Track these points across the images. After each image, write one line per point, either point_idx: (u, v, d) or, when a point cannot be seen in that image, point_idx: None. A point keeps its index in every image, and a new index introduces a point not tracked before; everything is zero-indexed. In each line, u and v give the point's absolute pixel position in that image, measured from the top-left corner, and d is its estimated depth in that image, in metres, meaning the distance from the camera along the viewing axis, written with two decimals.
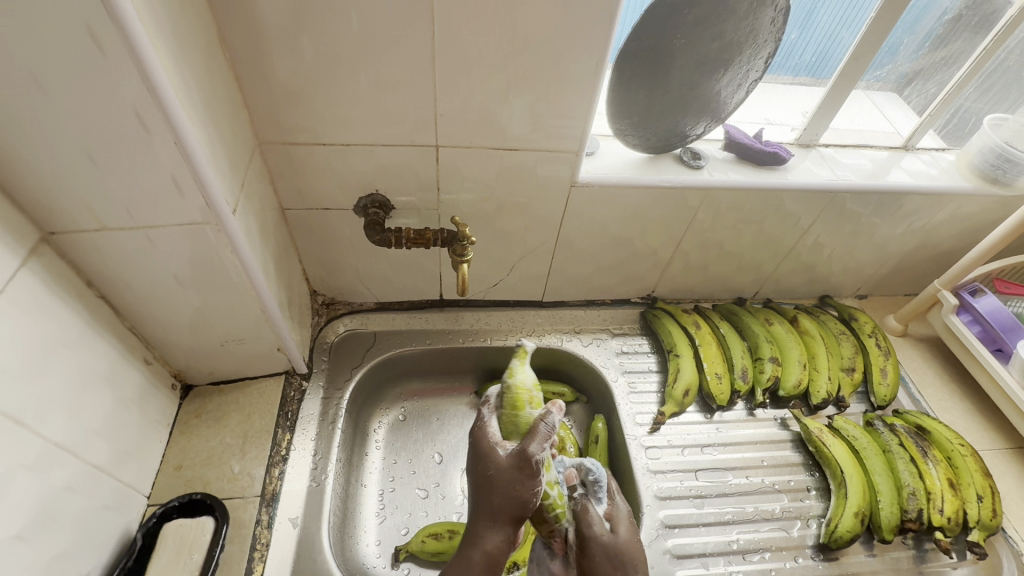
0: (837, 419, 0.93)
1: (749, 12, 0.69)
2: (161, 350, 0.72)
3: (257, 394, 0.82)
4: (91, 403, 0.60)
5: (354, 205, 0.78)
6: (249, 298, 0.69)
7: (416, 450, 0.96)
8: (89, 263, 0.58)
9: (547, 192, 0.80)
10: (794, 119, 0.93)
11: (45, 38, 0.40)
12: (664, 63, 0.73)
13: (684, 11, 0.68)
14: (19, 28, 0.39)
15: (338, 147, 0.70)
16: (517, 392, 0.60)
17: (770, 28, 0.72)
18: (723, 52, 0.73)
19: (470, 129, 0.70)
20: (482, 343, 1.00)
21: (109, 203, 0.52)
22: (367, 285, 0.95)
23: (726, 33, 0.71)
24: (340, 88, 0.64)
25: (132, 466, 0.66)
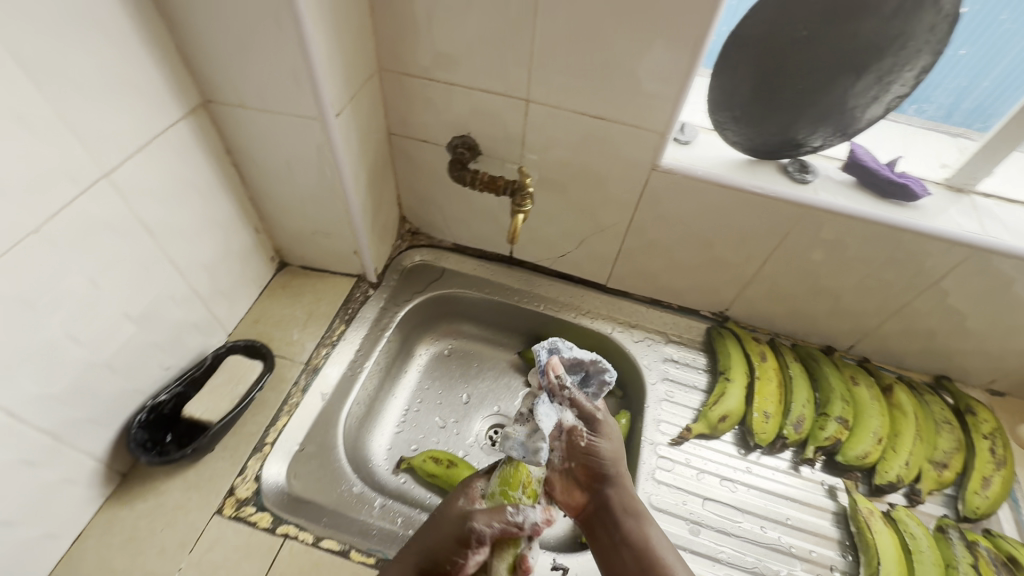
0: (899, 509, 0.79)
1: (898, 12, 0.61)
2: (269, 224, 0.88)
3: (331, 286, 0.95)
4: (205, 243, 0.76)
5: (447, 143, 0.86)
6: (338, 198, 0.80)
7: (449, 385, 1.03)
8: (230, 134, 0.73)
9: (626, 170, 0.80)
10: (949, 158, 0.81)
11: None
12: (778, 53, 0.68)
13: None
14: None
15: (442, 85, 0.78)
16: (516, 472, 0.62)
17: (928, 35, 0.62)
18: (857, 55, 0.65)
19: (561, 89, 0.73)
20: (535, 307, 1.03)
21: (249, 85, 0.65)
22: (448, 224, 1.03)
23: (863, 33, 0.63)
24: (453, 29, 0.71)
25: (223, 305, 0.83)
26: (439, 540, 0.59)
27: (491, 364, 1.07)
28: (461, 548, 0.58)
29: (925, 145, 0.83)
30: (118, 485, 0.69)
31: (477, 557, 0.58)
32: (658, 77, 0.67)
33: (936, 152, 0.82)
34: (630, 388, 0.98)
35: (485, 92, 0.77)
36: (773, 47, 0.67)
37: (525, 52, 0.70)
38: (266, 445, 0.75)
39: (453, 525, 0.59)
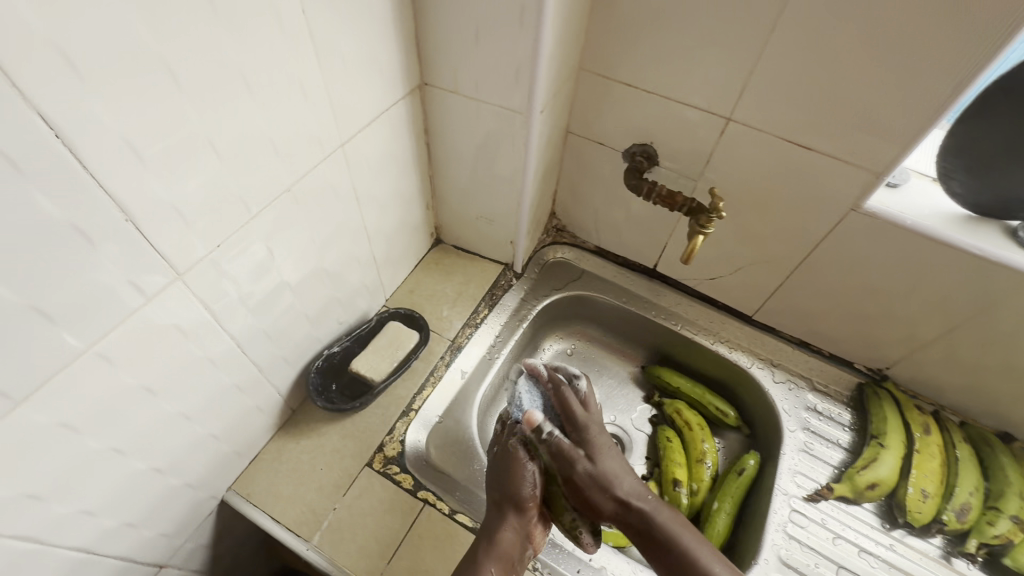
0: None
1: None
2: (438, 203, 0.92)
3: (479, 270, 0.98)
4: (390, 214, 0.81)
5: (625, 149, 0.85)
6: (513, 190, 0.82)
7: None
8: (432, 116, 0.77)
9: (820, 205, 0.74)
10: None
11: None
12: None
13: None
14: None
15: (639, 92, 0.77)
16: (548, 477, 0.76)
17: None
18: None
19: (772, 113, 0.69)
20: (671, 323, 1.00)
21: (468, 75, 0.68)
22: (597, 227, 1.02)
23: None
24: (671, 38, 0.69)
25: (388, 273, 0.89)
26: (503, 478, 0.72)
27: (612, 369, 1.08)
28: (525, 483, 0.71)
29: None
30: (288, 419, 0.77)
31: (535, 485, 0.72)
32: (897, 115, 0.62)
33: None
34: (762, 428, 0.93)
35: (684, 105, 0.74)
36: None
37: (744, 70, 0.67)
38: (412, 410, 0.80)
39: (511, 465, 0.73)
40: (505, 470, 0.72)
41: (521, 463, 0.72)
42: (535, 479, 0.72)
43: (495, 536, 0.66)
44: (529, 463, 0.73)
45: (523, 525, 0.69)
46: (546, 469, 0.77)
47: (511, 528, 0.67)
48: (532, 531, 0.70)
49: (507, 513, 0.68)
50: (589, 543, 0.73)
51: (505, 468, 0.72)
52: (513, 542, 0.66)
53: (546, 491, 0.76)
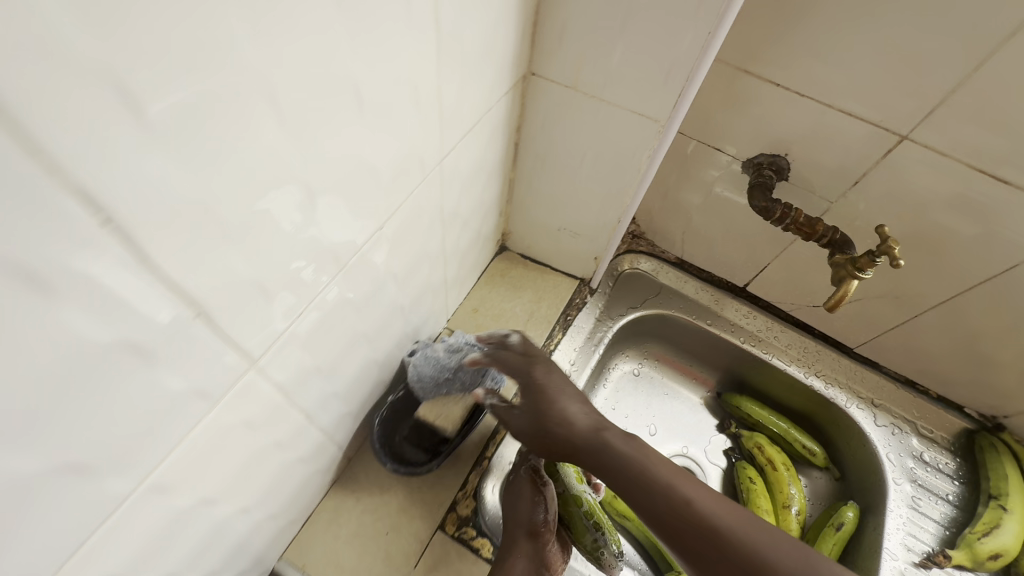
0: None
1: None
2: (512, 209, 0.78)
3: (551, 285, 0.85)
4: (468, 229, 0.67)
5: (747, 159, 0.71)
6: (616, 205, 0.68)
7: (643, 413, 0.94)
8: (529, 115, 0.62)
9: (993, 245, 0.63)
10: None
11: None
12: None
13: None
14: None
15: (789, 94, 0.62)
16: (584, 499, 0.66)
17: None
18: None
19: (970, 135, 0.55)
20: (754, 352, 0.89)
21: (596, 68, 0.52)
22: (686, 238, 0.89)
23: None
24: (856, 32, 0.54)
25: (454, 292, 0.75)
26: (510, 506, 0.63)
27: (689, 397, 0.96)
28: (532, 507, 0.62)
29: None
30: (344, 472, 0.65)
31: (546, 510, 0.62)
32: None
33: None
34: (856, 473, 0.85)
35: (848, 114, 0.60)
36: None
37: (950, 81, 0.53)
38: (486, 459, 0.69)
39: (518, 493, 0.63)
40: (512, 496, 0.63)
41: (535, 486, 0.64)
42: (546, 505, 0.63)
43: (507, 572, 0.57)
44: (540, 484, 0.64)
45: (540, 550, 0.61)
46: (574, 489, 0.66)
47: (526, 557, 0.59)
48: (548, 557, 0.61)
49: (518, 539, 0.60)
50: (613, 565, 0.65)
51: (512, 492, 0.64)
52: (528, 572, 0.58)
53: (560, 508, 0.66)
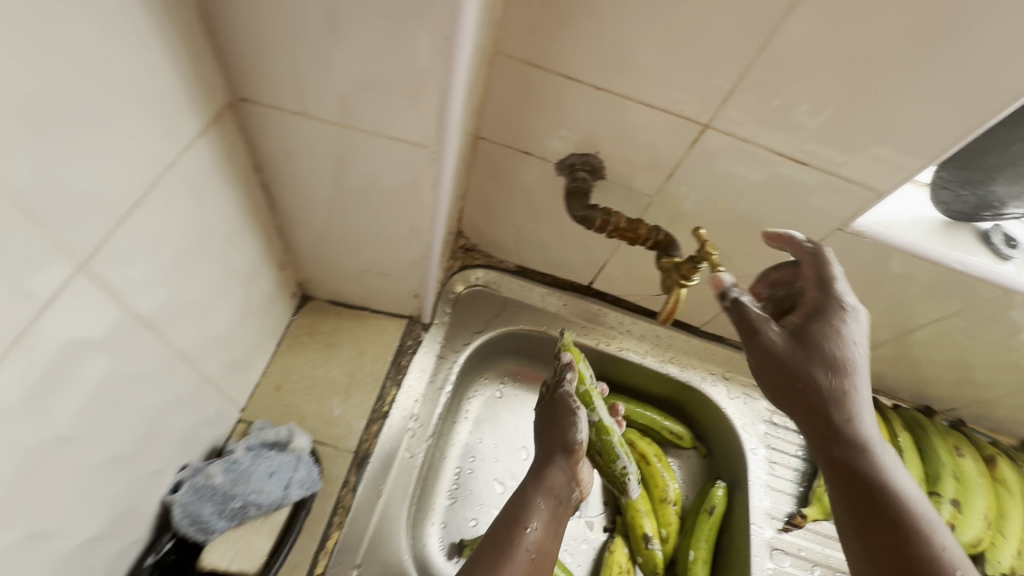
0: None
1: None
2: (297, 256, 0.62)
3: (374, 332, 0.71)
4: (222, 307, 0.50)
5: (559, 160, 0.62)
6: (415, 241, 0.56)
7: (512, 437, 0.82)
8: (265, 150, 0.46)
9: (801, 223, 0.61)
10: None
11: None
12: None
13: None
14: None
15: (583, 87, 0.53)
16: (607, 445, 0.71)
17: None
18: None
19: (763, 118, 0.51)
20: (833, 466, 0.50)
21: (321, 88, 0.38)
22: (520, 246, 0.80)
23: None
24: (634, 13, 0.46)
25: (237, 378, 0.58)
26: (551, 418, 0.67)
27: (897, 467, 0.50)
28: (563, 429, 0.65)
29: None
30: None
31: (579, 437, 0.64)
32: (920, 124, 0.49)
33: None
34: (719, 448, 0.86)
35: (647, 105, 0.53)
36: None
37: (736, 65, 0.48)
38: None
39: (558, 412, 0.66)
40: (558, 411, 0.66)
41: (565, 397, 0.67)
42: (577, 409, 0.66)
43: (546, 479, 0.62)
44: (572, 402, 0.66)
45: (572, 467, 0.64)
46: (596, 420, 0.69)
47: (561, 476, 0.63)
48: (579, 474, 0.65)
49: (567, 421, 0.65)
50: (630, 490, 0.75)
51: (548, 415, 0.67)
52: (561, 484, 0.62)
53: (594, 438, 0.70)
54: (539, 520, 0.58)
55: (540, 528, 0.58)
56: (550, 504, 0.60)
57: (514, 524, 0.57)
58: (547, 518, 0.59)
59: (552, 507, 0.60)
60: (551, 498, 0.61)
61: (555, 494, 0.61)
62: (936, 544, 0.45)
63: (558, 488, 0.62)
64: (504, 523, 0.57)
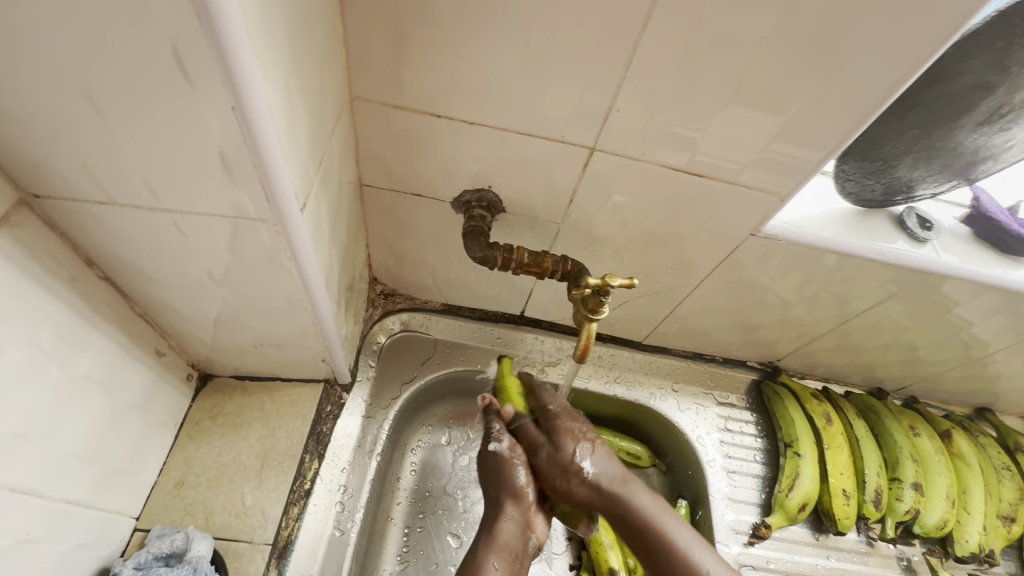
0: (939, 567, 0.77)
1: None
2: (178, 338, 0.56)
3: (287, 402, 0.65)
4: (77, 419, 0.44)
5: (454, 198, 0.58)
6: (299, 311, 0.51)
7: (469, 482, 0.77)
8: (92, 240, 0.41)
9: (713, 233, 0.59)
10: None
11: None
12: (990, 83, 0.45)
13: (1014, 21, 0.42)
14: None
15: (456, 124, 0.50)
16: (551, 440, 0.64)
17: None
18: None
19: (646, 136, 0.49)
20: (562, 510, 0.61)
21: (122, 174, 0.34)
22: (439, 285, 0.75)
23: None
24: (486, 45, 0.43)
25: (121, 486, 0.52)
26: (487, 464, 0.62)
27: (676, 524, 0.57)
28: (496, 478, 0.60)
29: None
30: None
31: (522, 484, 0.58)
32: (806, 124, 0.46)
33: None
34: (678, 463, 0.82)
35: (526, 135, 0.50)
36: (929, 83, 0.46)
37: (606, 85, 0.45)
38: None
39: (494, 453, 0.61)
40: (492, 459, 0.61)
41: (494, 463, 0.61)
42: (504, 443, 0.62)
43: (491, 531, 0.56)
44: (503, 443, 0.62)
45: (521, 508, 0.58)
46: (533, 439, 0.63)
47: (511, 522, 0.57)
48: (534, 518, 0.58)
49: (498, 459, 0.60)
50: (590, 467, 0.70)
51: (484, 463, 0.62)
52: (514, 536, 0.56)
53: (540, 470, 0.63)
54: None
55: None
56: (504, 564, 0.54)
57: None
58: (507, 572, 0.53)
59: (504, 553, 0.54)
60: (506, 554, 0.54)
61: (508, 548, 0.55)
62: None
63: (509, 541, 0.56)
64: None
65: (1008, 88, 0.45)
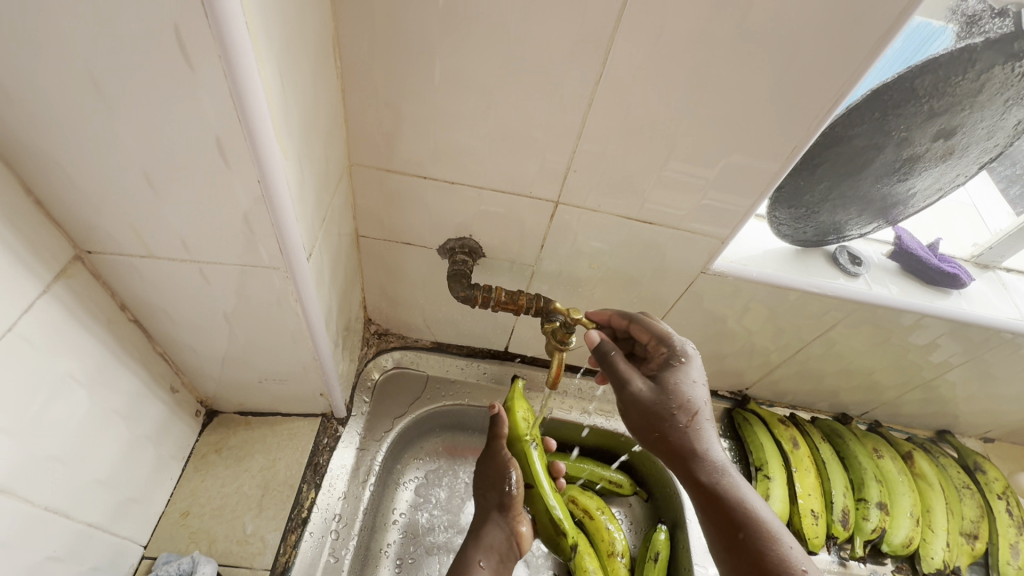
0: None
1: (977, 93, 0.51)
2: (191, 375, 0.62)
3: (287, 436, 0.71)
4: (102, 447, 0.50)
5: (440, 246, 0.66)
6: (302, 347, 0.57)
7: (458, 507, 0.82)
8: (128, 288, 0.47)
9: (669, 271, 0.67)
10: (962, 248, 0.78)
11: (130, 54, 0.29)
12: (878, 144, 0.55)
13: (885, 96, 0.52)
14: (96, 30, 0.28)
15: (440, 183, 0.58)
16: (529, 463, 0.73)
17: (987, 127, 0.54)
18: (923, 150, 0.56)
19: (601, 190, 0.58)
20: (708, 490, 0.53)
21: (162, 233, 0.41)
22: (429, 324, 0.82)
23: (939, 117, 0.53)
24: (463, 121, 0.52)
25: (133, 514, 0.57)
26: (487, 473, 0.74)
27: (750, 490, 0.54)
28: (684, 406, 0.54)
29: (966, 224, 0.79)
30: None
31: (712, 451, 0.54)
32: (733, 179, 0.55)
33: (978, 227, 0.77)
34: (657, 488, 0.86)
35: (499, 191, 0.59)
36: (829, 142, 0.56)
37: (563, 151, 0.54)
38: None
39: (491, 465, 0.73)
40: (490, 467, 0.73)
41: (679, 363, 0.56)
42: (700, 387, 0.55)
43: (479, 535, 0.71)
44: (689, 378, 0.55)
45: (508, 521, 0.72)
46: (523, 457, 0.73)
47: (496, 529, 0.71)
48: (518, 529, 0.72)
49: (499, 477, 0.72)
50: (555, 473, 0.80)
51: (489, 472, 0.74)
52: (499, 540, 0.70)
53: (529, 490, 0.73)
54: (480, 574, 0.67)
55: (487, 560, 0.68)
56: (489, 559, 0.69)
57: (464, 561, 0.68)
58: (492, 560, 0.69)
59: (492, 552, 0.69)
60: (490, 553, 0.69)
61: (492, 548, 0.69)
62: (785, 549, 0.50)
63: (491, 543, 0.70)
64: None
65: (894, 148, 0.56)
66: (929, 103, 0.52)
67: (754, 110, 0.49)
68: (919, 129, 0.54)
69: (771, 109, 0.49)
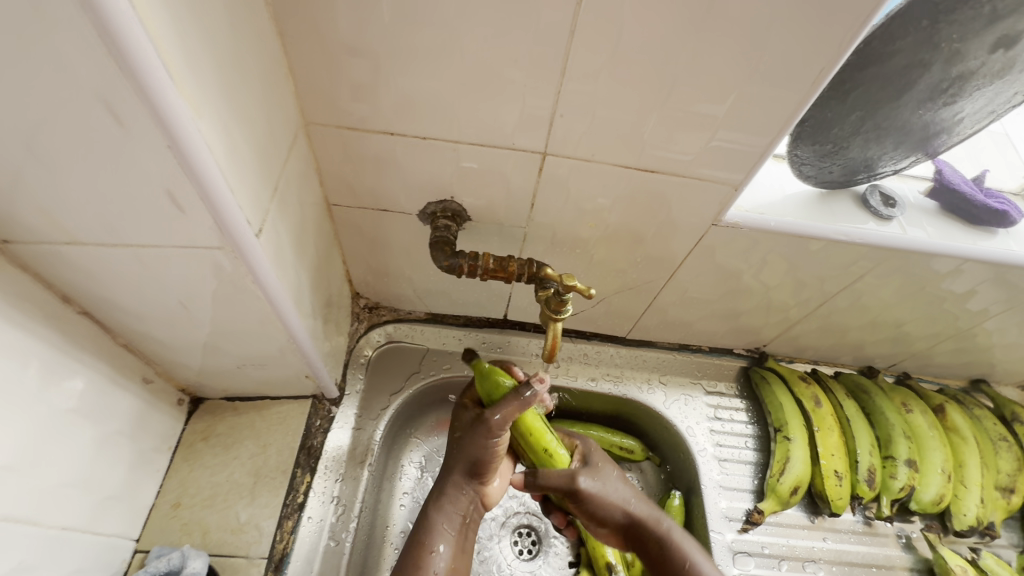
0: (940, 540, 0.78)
1: None
2: (165, 366, 0.58)
3: (277, 419, 0.67)
4: (62, 450, 0.47)
5: (420, 211, 0.60)
6: (273, 331, 0.52)
7: None
8: (65, 278, 0.43)
9: (675, 225, 0.60)
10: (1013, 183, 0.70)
11: None
12: (923, 60, 0.47)
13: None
14: None
15: (410, 140, 0.52)
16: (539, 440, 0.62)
17: None
18: (978, 63, 0.47)
19: (592, 139, 0.50)
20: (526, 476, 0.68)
21: (78, 215, 0.36)
22: (420, 294, 0.76)
23: (999, 22, 0.44)
24: (424, 67, 0.45)
25: (117, 510, 0.55)
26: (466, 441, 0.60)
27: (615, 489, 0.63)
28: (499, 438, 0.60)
29: (1002, 156, 0.72)
30: None
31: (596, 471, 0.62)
32: (745, 116, 0.47)
33: (1010, 159, 0.72)
34: (672, 453, 0.82)
35: (478, 146, 0.52)
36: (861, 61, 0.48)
37: (545, 93, 0.46)
38: None
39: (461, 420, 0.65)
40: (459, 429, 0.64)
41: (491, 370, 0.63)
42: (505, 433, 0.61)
43: (445, 501, 0.60)
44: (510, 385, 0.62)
45: (472, 488, 0.62)
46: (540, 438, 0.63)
47: (467, 502, 0.61)
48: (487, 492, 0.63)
49: (456, 484, 0.61)
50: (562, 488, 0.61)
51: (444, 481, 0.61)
52: (463, 507, 0.61)
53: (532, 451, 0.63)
54: (446, 541, 0.58)
55: (449, 548, 0.58)
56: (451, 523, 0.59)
57: (415, 552, 0.57)
58: (456, 543, 0.59)
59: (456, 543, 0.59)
60: (456, 525, 0.60)
61: (452, 530, 0.59)
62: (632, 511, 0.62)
63: (456, 567, 0.58)
64: (408, 555, 0.56)
65: (943, 65, 0.47)
66: (990, 3, 0.43)
67: (769, 29, 0.41)
68: (975, 39, 0.45)
69: (788, 27, 0.40)
